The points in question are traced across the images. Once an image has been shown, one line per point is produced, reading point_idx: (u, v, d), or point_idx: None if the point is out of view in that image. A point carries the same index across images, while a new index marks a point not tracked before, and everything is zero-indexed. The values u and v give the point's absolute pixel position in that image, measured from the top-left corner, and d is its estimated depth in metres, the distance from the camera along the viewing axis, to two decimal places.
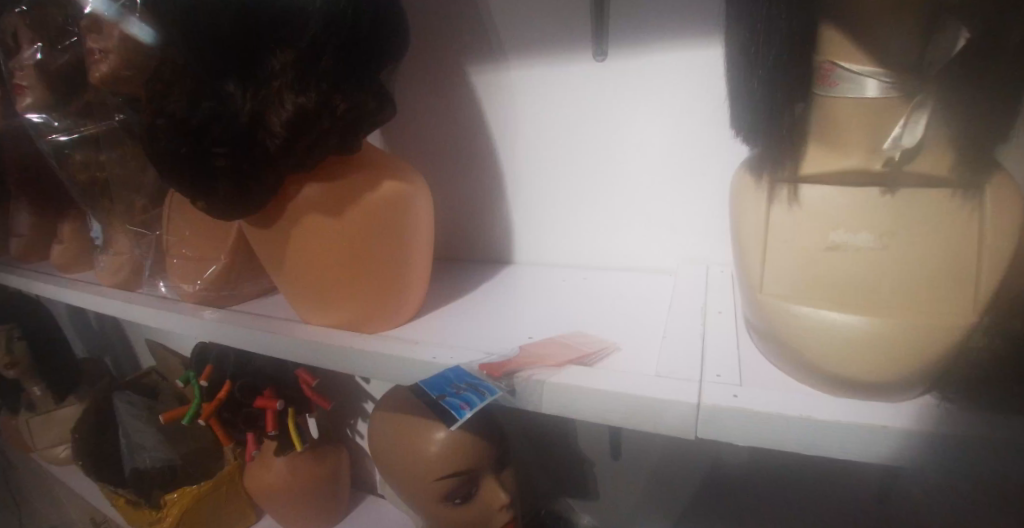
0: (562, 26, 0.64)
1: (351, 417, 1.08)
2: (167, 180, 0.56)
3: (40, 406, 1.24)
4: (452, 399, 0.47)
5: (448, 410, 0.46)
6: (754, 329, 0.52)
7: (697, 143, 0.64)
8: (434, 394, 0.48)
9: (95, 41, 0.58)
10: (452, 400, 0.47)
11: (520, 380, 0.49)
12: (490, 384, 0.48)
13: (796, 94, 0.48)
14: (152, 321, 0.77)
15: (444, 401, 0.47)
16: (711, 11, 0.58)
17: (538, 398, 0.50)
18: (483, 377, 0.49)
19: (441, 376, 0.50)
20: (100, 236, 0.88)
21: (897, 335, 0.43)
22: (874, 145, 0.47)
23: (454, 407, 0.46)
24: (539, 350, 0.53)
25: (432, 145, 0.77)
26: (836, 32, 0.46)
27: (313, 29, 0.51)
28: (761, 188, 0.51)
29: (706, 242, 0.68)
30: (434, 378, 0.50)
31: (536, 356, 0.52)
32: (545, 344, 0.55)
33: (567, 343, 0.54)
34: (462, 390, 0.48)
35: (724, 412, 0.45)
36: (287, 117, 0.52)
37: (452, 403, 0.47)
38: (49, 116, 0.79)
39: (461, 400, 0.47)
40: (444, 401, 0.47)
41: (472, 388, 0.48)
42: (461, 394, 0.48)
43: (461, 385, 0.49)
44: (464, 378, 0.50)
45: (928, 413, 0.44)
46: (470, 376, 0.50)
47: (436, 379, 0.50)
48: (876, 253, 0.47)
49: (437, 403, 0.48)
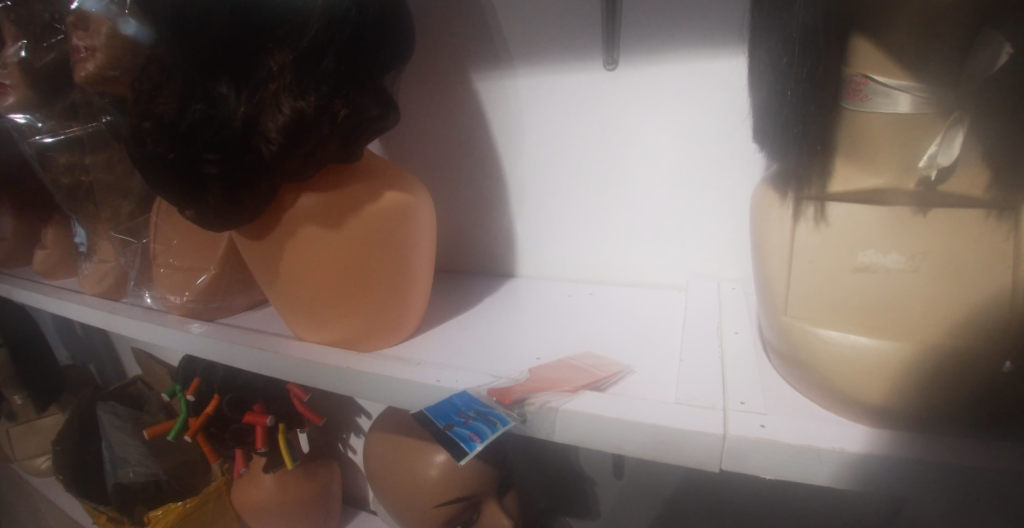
0: (572, 32, 0.62)
1: (344, 432, 1.04)
2: (152, 186, 0.52)
3: (20, 416, 1.20)
4: (460, 430, 0.45)
5: (457, 442, 0.43)
6: (777, 352, 0.49)
7: (712, 156, 0.61)
8: (440, 424, 0.46)
9: (80, 38, 0.55)
10: (460, 432, 0.45)
11: (534, 408, 0.47)
12: (501, 413, 0.46)
13: (825, 107, 0.45)
14: (137, 333, 0.73)
15: (451, 432, 0.45)
16: (730, 19, 0.56)
17: (552, 426, 0.47)
18: (495, 403, 0.47)
19: (447, 403, 0.48)
20: (84, 242, 0.84)
21: (930, 363, 0.41)
22: (909, 163, 0.45)
23: (462, 438, 0.44)
24: (550, 374, 0.50)
25: (435, 154, 0.74)
26: (868, 42, 0.44)
27: (312, 29, 0.48)
28: (785, 205, 0.48)
29: (719, 258, 0.65)
30: (439, 402, 0.48)
31: (547, 380, 0.49)
32: (555, 368, 0.52)
33: (578, 367, 0.52)
34: (471, 420, 0.45)
35: (752, 445, 0.43)
36: (283, 121, 0.49)
37: (461, 435, 0.44)
38: (33, 117, 0.76)
39: (470, 431, 0.45)
40: (451, 431, 0.45)
41: (482, 417, 0.46)
42: (471, 424, 0.45)
43: (469, 414, 0.46)
44: (472, 406, 0.47)
45: (967, 446, 0.41)
46: (479, 403, 0.47)
47: (442, 408, 0.47)
48: (907, 276, 0.45)
49: (443, 433, 0.45)
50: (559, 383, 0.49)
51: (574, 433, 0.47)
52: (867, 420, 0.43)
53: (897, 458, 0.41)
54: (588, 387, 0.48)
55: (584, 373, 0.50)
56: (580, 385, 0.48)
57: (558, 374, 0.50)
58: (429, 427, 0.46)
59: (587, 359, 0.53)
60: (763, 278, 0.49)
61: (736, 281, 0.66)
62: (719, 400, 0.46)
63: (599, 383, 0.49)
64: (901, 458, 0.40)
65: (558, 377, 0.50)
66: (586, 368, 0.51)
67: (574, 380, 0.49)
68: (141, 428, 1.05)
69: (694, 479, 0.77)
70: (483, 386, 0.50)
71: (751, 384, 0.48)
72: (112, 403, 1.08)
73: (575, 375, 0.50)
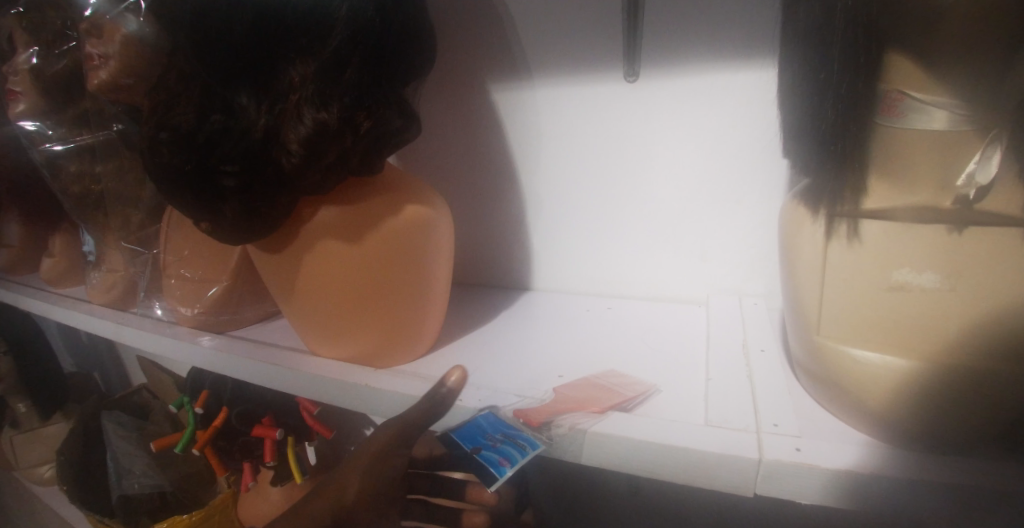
0: (592, 44, 0.61)
1: (351, 445, 1.03)
2: (169, 199, 0.52)
3: (24, 424, 1.17)
4: (489, 453, 0.45)
5: (487, 467, 0.44)
6: (806, 371, 0.48)
7: (737, 169, 0.60)
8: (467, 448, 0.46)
9: (94, 45, 0.54)
10: (489, 456, 0.45)
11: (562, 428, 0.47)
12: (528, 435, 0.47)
13: (858, 123, 0.44)
14: (146, 345, 0.72)
15: (479, 456, 0.45)
16: (755, 31, 0.55)
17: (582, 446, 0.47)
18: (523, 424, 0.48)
19: (473, 427, 0.48)
20: (92, 250, 0.83)
21: (967, 385, 0.39)
22: (947, 182, 0.45)
23: (492, 462, 0.44)
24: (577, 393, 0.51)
25: (452, 166, 0.73)
26: (904, 57, 0.42)
27: (337, 39, 0.47)
28: (817, 221, 0.47)
29: (741, 273, 0.64)
30: (466, 423, 0.49)
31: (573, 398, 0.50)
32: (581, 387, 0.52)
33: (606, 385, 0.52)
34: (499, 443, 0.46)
35: (788, 468, 0.42)
36: (305, 133, 0.48)
37: (491, 458, 0.45)
38: (43, 124, 0.74)
39: (499, 455, 0.45)
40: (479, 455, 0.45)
41: (511, 440, 0.46)
42: (499, 446, 0.46)
43: (497, 437, 0.47)
44: (499, 430, 0.48)
45: (1003, 470, 0.40)
46: (506, 426, 0.48)
47: (468, 433, 0.48)
48: (944, 295, 0.42)
49: (472, 457, 0.46)
50: (586, 404, 0.49)
51: (605, 454, 0.46)
52: (904, 442, 0.42)
53: (936, 484, 0.40)
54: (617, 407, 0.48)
55: (611, 393, 0.50)
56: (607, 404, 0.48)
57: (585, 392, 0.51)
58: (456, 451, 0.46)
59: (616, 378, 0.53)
60: (796, 295, 0.48)
61: (758, 296, 0.65)
62: (751, 422, 0.46)
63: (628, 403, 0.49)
64: (941, 484, 0.39)
65: (586, 395, 0.50)
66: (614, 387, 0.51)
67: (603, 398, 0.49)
68: (146, 438, 1.04)
69: (712, 500, 0.75)
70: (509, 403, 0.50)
71: (783, 406, 0.47)
72: (117, 412, 1.07)
73: (600, 394, 0.50)
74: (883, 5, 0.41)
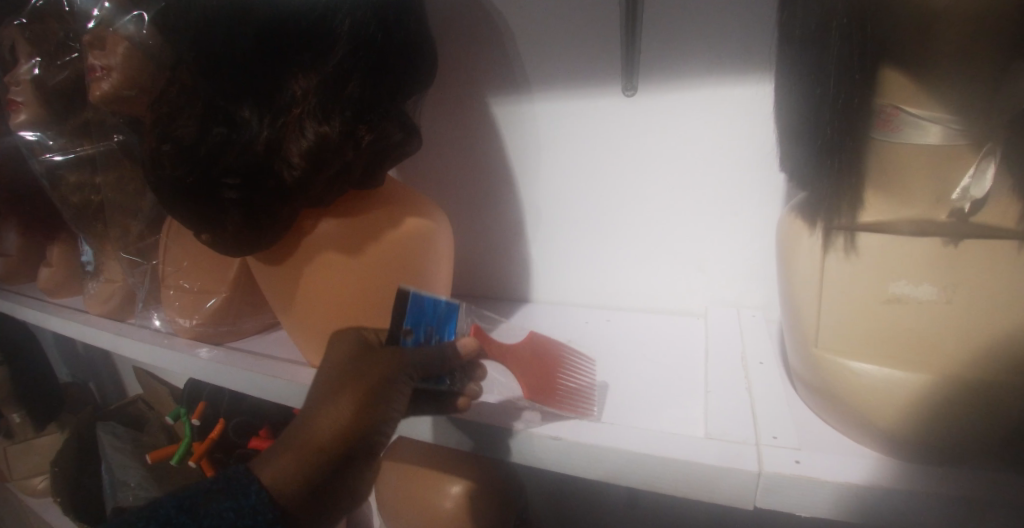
0: (591, 57, 0.61)
1: None
2: (171, 211, 0.53)
3: (18, 434, 1.16)
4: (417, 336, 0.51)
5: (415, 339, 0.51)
6: (804, 383, 0.48)
7: (734, 183, 0.61)
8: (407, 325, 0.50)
9: (96, 58, 0.54)
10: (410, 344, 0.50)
11: (526, 433, 0.50)
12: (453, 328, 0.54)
13: (852, 138, 0.45)
14: (146, 356, 0.72)
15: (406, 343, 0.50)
16: (752, 46, 0.55)
17: (555, 455, 0.50)
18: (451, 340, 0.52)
19: (423, 303, 0.51)
20: (91, 260, 0.83)
21: (964, 396, 0.39)
22: (943, 194, 0.45)
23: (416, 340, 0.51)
24: (533, 358, 0.54)
25: (452, 178, 0.73)
26: (898, 73, 0.43)
27: (339, 54, 0.48)
28: (815, 235, 0.48)
29: (738, 285, 0.65)
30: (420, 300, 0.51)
31: (524, 361, 0.53)
32: (543, 352, 0.55)
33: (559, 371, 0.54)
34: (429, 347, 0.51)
35: (786, 481, 0.42)
36: (307, 146, 0.48)
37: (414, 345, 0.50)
38: (43, 135, 0.75)
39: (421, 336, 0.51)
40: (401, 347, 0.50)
41: (438, 338, 0.52)
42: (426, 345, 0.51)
43: (429, 327, 0.52)
44: (434, 318, 0.52)
45: (999, 482, 0.40)
46: (443, 316, 0.53)
47: (417, 308, 0.50)
48: (941, 308, 0.43)
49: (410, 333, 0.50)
50: (531, 385, 0.52)
51: (573, 464, 0.49)
52: (903, 456, 0.42)
53: (935, 496, 0.40)
54: (555, 407, 0.50)
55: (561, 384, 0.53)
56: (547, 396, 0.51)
57: (541, 360, 0.54)
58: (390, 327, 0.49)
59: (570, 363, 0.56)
60: (795, 309, 0.48)
61: (756, 307, 0.65)
62: (751, 434, 0.46)
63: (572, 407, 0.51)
64: (940, 496, 0.40)
65: (541, 370, 0.53)
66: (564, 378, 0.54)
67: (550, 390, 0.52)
68: (142, 450, 1.03)
69: (713, 513, 0.75)
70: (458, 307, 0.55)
71: (782, 418, 0.47)
72: (112, 423, 1.06)
73: (552, 376, 0.53)
74: (876, 23, 0.42)
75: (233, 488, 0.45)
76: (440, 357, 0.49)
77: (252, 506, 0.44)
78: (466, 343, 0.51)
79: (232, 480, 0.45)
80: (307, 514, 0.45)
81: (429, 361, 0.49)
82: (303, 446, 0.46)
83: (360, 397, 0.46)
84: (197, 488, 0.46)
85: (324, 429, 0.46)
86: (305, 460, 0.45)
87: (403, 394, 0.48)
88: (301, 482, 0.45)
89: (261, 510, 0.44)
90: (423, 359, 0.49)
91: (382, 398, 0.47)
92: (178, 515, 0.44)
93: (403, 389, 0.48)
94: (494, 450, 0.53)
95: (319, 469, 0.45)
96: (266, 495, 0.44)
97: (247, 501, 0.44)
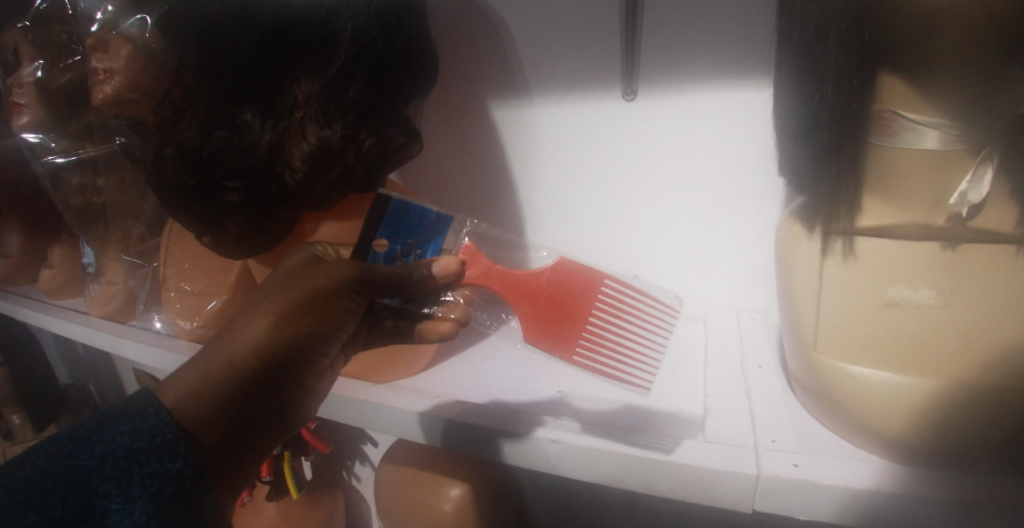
0: (591, 62, 0.61)
1: (347, 460, 1.03)
2: (174, 212, 0.55)
3: (18, 436, 1.16)
4: (395, 247, 0.52)
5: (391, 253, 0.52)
6: (802, 387, 0.48)
7: (733, 188, 0.61)
8: (382, 235, 0.51)
9: (100, 61, 0.55)
10: (383, 254, 0.52)
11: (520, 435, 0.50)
12: (438, 247, 0.54)
13: (850, 143, 0.45)
14: (146, 358, 0.72)
15: (377, 252, 0.51)
16: (752, 51, 0.55)
17: (548, 457, 0.50)
18: (432, 258, 0.53)
19: (404, 216, 0.52)
20: (93, 262, 0.83)
21: (961, 400, 0.40)
22: (940, 199, 0.45)
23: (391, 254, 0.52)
24: (547, 296, 0.53)
25: (453, 182, 0.73)
26: (896, 79, 0.43)
27: (341, 58, 0.48)
28: (813, 239, 0.48)
29: (737, 290, 0.65)
30: (411, 209, 0.52)
31: (531, 301, 0.53)
32: (565, 289, 0.53)
33: (598, 316, 0.53)
34: (403, 262, 0.52)
35: (786, 485, 0.42)
36: (308, 150, 0.49)
37: (387, 256, 0.51)
38: (46, 137, 0.75)
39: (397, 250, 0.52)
40: (368, 259, 0.51)
41: (417, 253, 0.53)
42: (400, 259, 0.52)
43: (408, 241, 0.52)
44: (416, 232, 0.53)
45: (997, 487, 0.40)
46: (426, 231, 0.53)
47: (397, 219, 0.52)
48: (939, 312, 0.44)
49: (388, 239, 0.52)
50: (546, 335, 0.53)
51: (565, 466, 0.49)
52: (901, 459, 0.42)
53: (934, 501, 0.40)
54: (590, 370, 0.52)
55: (600, 339, 0.53)
56: (583, 361, 0.52)
57: (559, 299, 0.53)
58: (364, 236, 0.51)
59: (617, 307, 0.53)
60: (793, 313, 0.48)
61: (755, 311, 0.66)
62: (750, 438, 0.46)
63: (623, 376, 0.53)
64: (939, 501, 0.40)
65: (552, 312, 0.53)
66: (609, 327, 0.53)
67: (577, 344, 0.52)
68: None
69: (714, 517, 0.74)
70: (450, 224, 0.55)
71: (781, 423, 0.48)
72: None
73: (574, 323, 0.52)
74: (875, 30, 0.42)
75: (131, 412, 0.43)
76: (398, 277, 0.49)
77: (150, 427, 0.42)
78: (445, 265, 0.51)
79: (131, 404, 0.43)
80: (212, 440, 0.43)
81: (376, 275, 0.49)
82: (229, 351, 0.45)
83: (293, 305, 0.47)
84: (91, 418, 0.43)
85: (243, 341, 0.45)
86: (218, 375, 0.44)
87: (343, 306, 0.48)
88: (217, 394, 0.44)
89: (160, 431, 0.42)
90: (368, 274, 0.48)
91: (317, 307, 0.47)
92: (68, 445, 0.41)
93: (343, 300, 0.48)
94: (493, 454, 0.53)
95: (233, 385, 0.45)
96: (166, 415, 0.42)
97: (146, 423, 0.42)
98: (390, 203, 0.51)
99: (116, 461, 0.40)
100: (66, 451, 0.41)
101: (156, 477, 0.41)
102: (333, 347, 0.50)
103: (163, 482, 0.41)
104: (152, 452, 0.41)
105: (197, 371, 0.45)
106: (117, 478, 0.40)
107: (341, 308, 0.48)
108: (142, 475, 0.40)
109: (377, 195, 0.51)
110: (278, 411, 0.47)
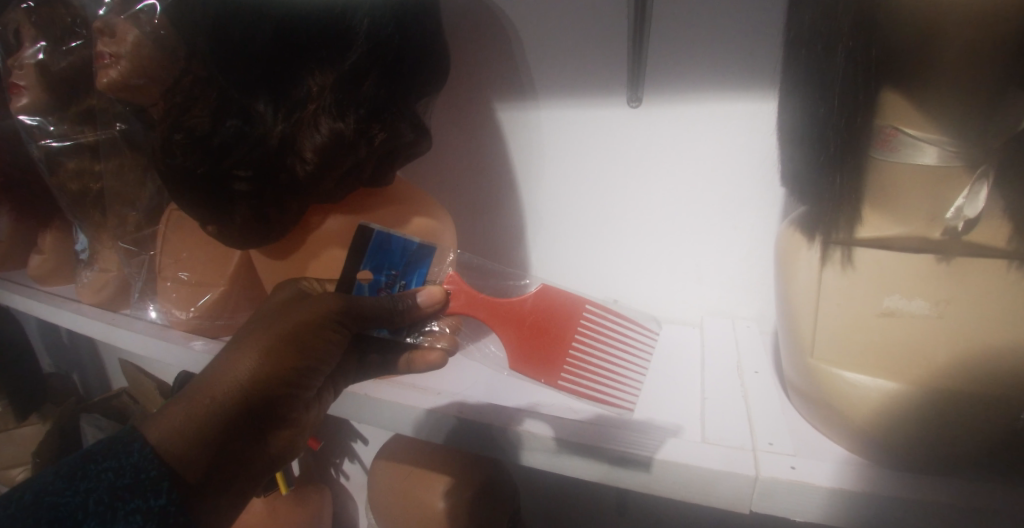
0: (599, 70, 0.62)
1: (335, 456, 1.03)
2: (182, 199, 0.55)
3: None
4: (378, 280, 0.52)
5: (375, 284, 0.52)
6: (796, 390, 0.49)
7: (735, 196, 0.62)
8: (366, 267, 0.51)
9: (106, 45, 0.54)
10: (368, 286, 0.52)
11: (521, 432, 0.51)
12: (423, 276, 0.54)
13: (853, 157, 0.47)
14: (141, 347, 0.71)
15: (362, 284, 0.51)
16: (758, 64, 0.57)
17: (546, 450, 0.50)
18: (416, 289, 0.53)
19: (387, 247, 0.51)
20: (86, 249, 0.82)
21: (951, 409, 0.41)
22: (936, 214, 0.46)
23: (374, 287, 0.52)
24: (531, 323, 0.54)
25: (456, 181, 0.74)
26: (899, 96, 0.45)
27: (357, 51, 0.49)
28: (813, 247, 0.49)
29: (732, 295, 0.66)
30: (394, 239, 0.52)
31: (515, 328, 0.54)
32: (547, 316, 0.54)
33: (579, 340, 0.54)
34: (388, 294, 0.52)
35: (785, 486, 0.43)
36: (320, 141, 0.50)
37: (372, 288, 0.52)
38: (44, 120, 0.74)
39: (380, 283, 0.52)
40: (353, 292, 0.51)
41: (401, 284, 0.53)
42: (385, 291, 0.52)
43: (392, 272, 0.52)
44: (399, 263, 0.52)
45: (982, 490, 0.42)
46: (409, 262, 0.53)
47: (380, 251, 0.51)
48: (932, 324, 0.44)
49: (371, 272, 0.51)
50: (530, 360, 0.54)
51: (565, 460, 0.50)
52: (895, 463, 0.44)
53: (926, 503, 0.41)
54: (574, 394, 0.53)
55: (583, 362, 0.54)
56: (568, 384, 0.54)
57: (541, 326, 0.54)
58: (348, 267, 0.51)
59: (595, 330, 0.55)
60: (792, 318, 0.49)
61: (750, 319, 0.67)
62: (748, 440, 0.48)
63: (606, 397, 0.54)
64: (928, 503, 0.41)
65: (535, 337, 0.54)
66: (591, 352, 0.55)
67: (561, 368, 0.54)
68: None
69: (702, 516, 0.76)
70: (432, 253, 0.54)
71: (777, 426, 0.49)
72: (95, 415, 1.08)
73: (556, 349, 0.54)
74: (882, 47, 0.43)
75: (117, 449, 0.44)
76: (382, 309, 0.50)
77: (135, 464, 0.44)
78: (430, 294, 0.52)
79: (116, 440, 0.45)
80: (196, 475, 0.45)
81: (355, 310, 0.49)
82: (212, 386, 0.47)
83: (277, 342, 0.48)
84: (74, 455, 0.44)
85: (225, 379, 0.47)
86: (201, 412, 0.46)
87: (330, 338, 0.49)
88: (200, 429, 0.46)
89: (144, 468, 0.44)
90: (350, 309, 0.49)
91: (303, 341, 0.48)
92: (54, 481, 0.43)
93: (330, 333, 0.49)
94: (494, 451, 0.53)
95: (215, 421, 0.46)
96: (152, 452, 0.44)
97: (130, 459, 0.44)
98: (374, 234, 0.51)
99: (100, 498, 0.43)
100: (52, 487, 0.43)
101: (138, 512, 0.43)
102: (316, 379, 0.51)
103: (145, 516, 0.43)
104: (136, 488, 0.43)
105: (183, 407, 0.46)
106: (102, 514, 0.42)
107: (320, 343, 0.49)
108: (125, 511, 0.43)
109: (360, 228, 0.50)
110: (260, 443, 0.49)
